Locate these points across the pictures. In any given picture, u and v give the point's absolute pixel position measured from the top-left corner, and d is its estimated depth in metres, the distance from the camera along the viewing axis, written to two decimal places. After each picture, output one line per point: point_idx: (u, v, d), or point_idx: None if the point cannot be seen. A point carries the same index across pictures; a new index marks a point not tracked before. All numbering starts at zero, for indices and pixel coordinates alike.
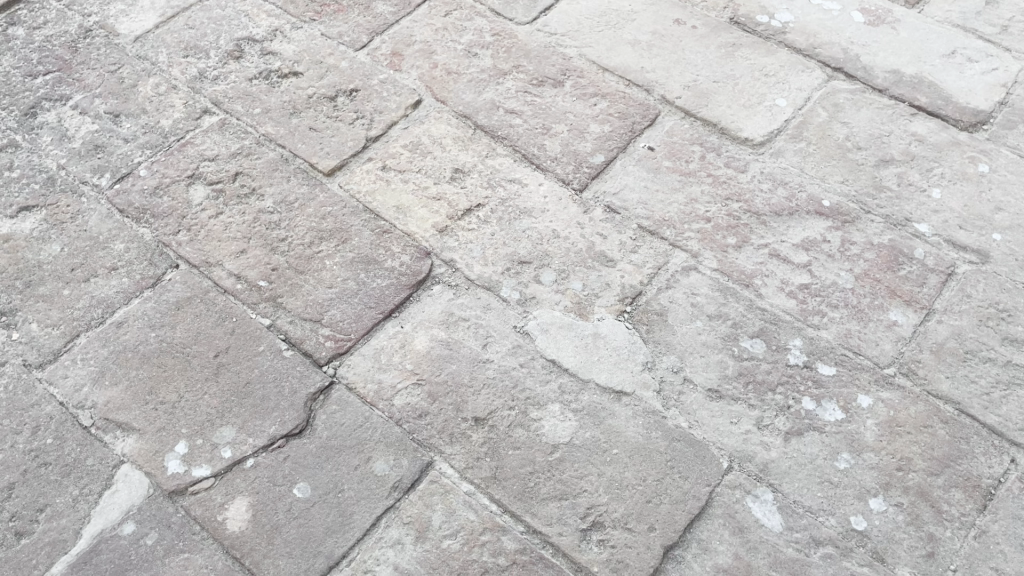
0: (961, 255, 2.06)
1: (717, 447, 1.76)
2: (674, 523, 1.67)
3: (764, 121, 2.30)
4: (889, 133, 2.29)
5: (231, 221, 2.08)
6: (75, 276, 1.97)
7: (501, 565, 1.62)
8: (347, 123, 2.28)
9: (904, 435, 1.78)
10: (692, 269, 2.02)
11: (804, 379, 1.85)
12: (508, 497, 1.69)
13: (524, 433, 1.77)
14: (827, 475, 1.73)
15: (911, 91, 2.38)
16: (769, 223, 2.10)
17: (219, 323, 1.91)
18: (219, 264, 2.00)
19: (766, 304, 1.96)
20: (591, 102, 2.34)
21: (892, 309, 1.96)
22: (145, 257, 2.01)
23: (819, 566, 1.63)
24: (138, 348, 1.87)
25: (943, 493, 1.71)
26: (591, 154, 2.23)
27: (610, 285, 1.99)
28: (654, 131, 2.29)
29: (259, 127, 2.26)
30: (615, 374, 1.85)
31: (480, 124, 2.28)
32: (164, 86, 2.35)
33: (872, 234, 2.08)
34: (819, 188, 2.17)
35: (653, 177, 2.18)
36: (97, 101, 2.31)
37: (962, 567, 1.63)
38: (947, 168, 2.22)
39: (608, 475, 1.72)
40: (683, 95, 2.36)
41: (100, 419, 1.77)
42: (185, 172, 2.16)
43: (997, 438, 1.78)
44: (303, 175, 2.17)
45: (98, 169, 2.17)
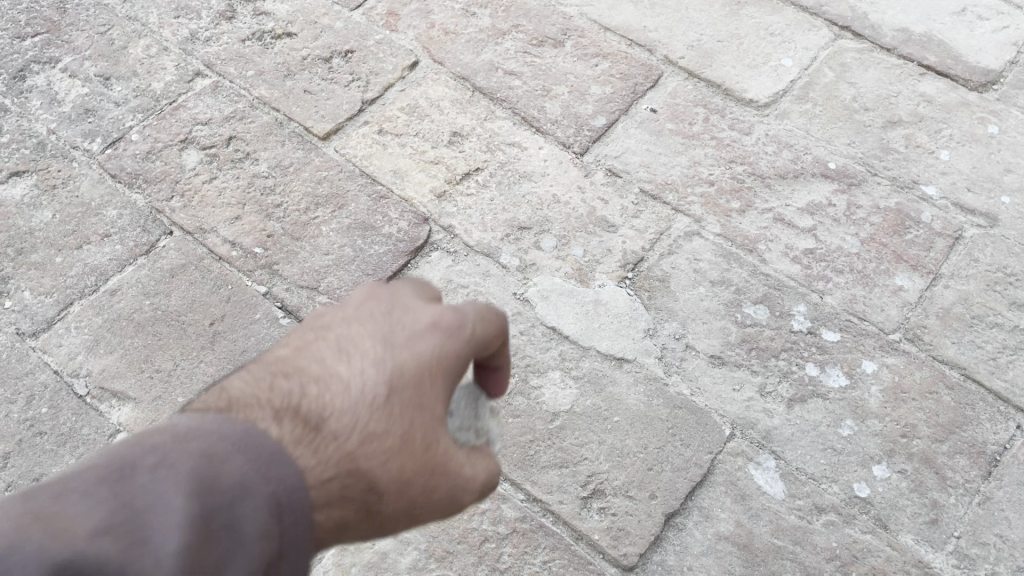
0: (969, 219, 2.02)
1: (719, 414, 1.74)
2: (675, 491, 1.66)
3: (769, 82, 2.25)
4: (897, 93, 2.23)
5: (225, 186, 2.04)
6: (68, 243, 1.94)
7: (502, 533, 1.61)
8: (342, 85, 2.23)
9: (908, 401, 1.76)
10: (694, 235, 1.98)
11: (808, 345, 1.83)
12: (508, 465, 1.68)
13: (524, 401, 1.75)
14: (830, 442, 1.71)
15: (921, 50, 2.32)
16: (774, 186, 2.05)
17: (214, 291, 1.88)
18: (213, 230, 1.97)
19: (771, 269, 1.93)
20: (593, 63, 2.29)
21: (898, 274, 1.93)
22: (138, 223, 1.98)
23: (821, 534, 1.62)
24: (133, 315, 1.84)
25: (947, 460, 1.69)
26: (593, 116, 2.18)
27: (611, 251, 1.96)
28: (656, 93, 2.24)
29: (252, 90, 2.21)
30: (616, 341, 1.83)
31: (479, 85, 2.23)
32: (155, 48, 2.29)
33: (879, 197, 2.04)
34: (824, 150, 2.12)
35: (656, 140, 2.14)
36: (87, 63, 2.25)
37: (966, 534, 1.62)
38: (955, 130, 2.17)
39: (609, 442, 1.70)
40: (686, 55, 2.30)
41: (95, 388, 1.75)
42: (178, 136, 2.12)
43: (1002, 404, 1.76)
44: (298, 138, 2.13)
45: (89, 133, 2.13)
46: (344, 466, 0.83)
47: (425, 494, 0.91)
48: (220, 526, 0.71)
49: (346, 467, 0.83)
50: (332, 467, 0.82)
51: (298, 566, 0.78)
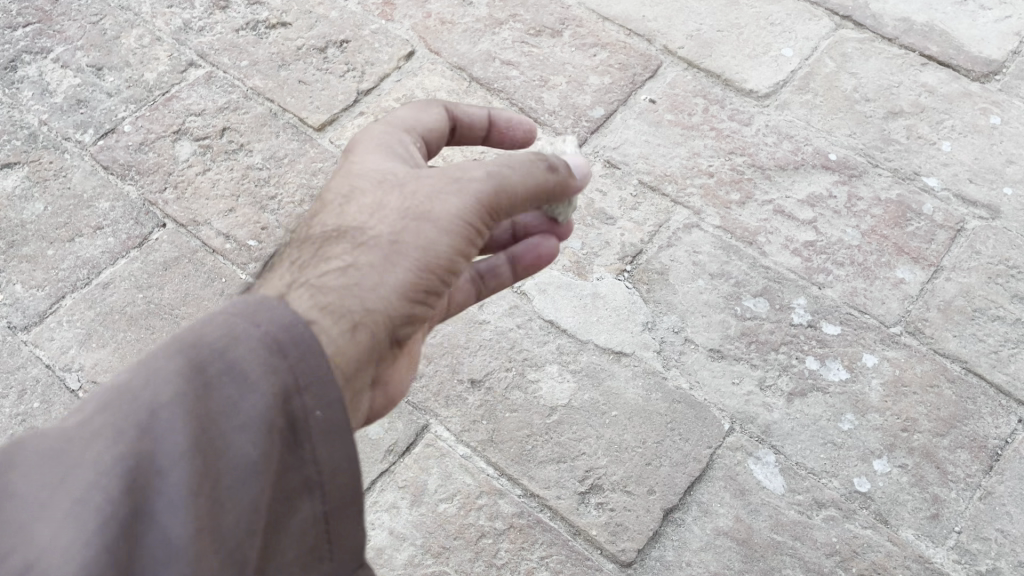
0: (970, 211, 1.99)
1: (718, 409, 1.73)
2: (674, 486, 1.64)
3: (770, 72, 2.22)
4: (899, 84, 2.20)
5: (219, 178, 2.01)
6: (60, 235, 1.92)
7: (499, 529, 1.60)
8: (337, 75, 2.20)
9: (909, 395, 1.74)
10: (694, 227, 1.96)
11: (808, 339, 1.81)
12: (505, 460, 1.67)
13: (521, 395, 1.73)
14: (830, 436, 1.69)
15: (922, 40, 2.29)
16: (774, 178, 2.03)
17: (207, 284, 1.86)
18: (207, 222, 1.95)
19: (771, 262, 1.91)
20: (591, 53, 2.26)
21: (899, 267, 1.90)
22: (131, 215, 1.96)
23: (821, 529, 1.60)
24: (126, 309, 1.82)
25: (948, 454, 1.68)
26: (591, 107, 2.15)
27: (609, 243, 1.94)
28: (655, 83, 2.21)
29: (246, 80, 2.18)
30: (614, 334, 1.81)
31: (476, 75, 2.21)
32: (148, 38, 2.26)
33: (880, 188, 2.02)
34: (825, 141, 2.10)
35: (655, 131, 2.12)
36: (78, 53, 2.22)
37: (967, 529, 1.60)
38: (957, 121, 2.14)
39: (607, 437, 1.69)
40: (686, 45, 2.28)
41: (87, 382, 1.73)
42: (171, 127, 2.09)
43: (1003, 398, 1.74)
44: (293, 129, 2.10)
45: (81, 124, 2.10)
46: (320, 248, 1.04)
47: (422, 208, 1.07)
48: (132, 437, 0.75)
49: (325, 241, 1.05)
50: (311, 256, 1.02)
51: (318, 363, 0.85)
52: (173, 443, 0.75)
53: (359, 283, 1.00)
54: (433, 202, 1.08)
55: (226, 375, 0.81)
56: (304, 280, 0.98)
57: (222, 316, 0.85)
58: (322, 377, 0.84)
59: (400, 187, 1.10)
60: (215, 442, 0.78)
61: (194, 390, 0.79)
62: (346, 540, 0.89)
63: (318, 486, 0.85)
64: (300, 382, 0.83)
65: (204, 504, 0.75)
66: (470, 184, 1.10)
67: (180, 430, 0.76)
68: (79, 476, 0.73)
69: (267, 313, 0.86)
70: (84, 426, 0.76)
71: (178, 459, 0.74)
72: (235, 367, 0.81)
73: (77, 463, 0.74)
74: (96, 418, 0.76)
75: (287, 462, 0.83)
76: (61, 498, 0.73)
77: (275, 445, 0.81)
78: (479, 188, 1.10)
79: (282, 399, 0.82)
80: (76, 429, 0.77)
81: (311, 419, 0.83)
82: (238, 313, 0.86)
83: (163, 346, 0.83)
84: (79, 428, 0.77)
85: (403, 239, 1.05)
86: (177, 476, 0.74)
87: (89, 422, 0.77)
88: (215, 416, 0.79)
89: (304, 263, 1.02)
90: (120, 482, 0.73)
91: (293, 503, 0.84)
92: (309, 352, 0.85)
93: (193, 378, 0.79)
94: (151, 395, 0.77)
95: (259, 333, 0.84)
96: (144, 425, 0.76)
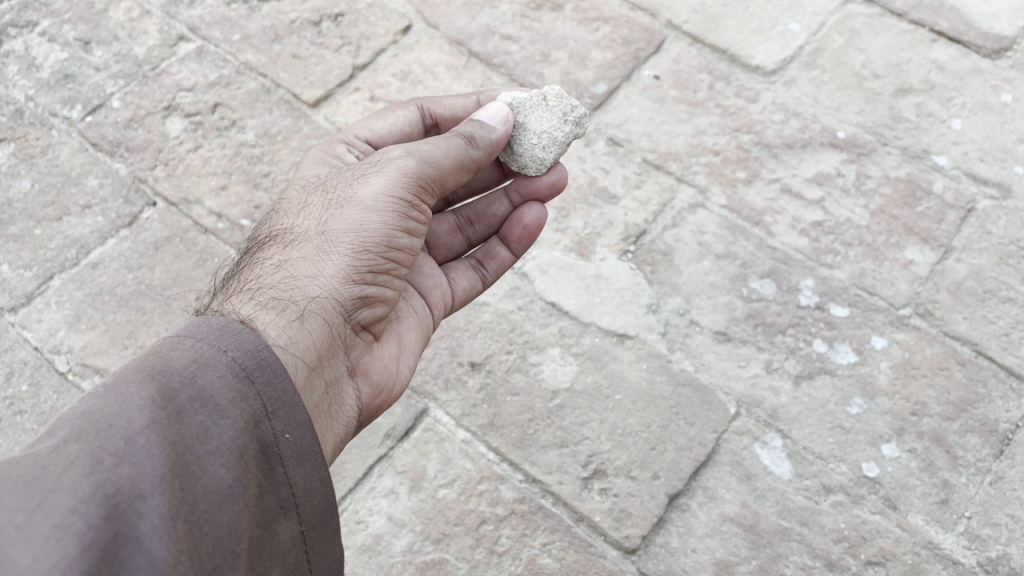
0: (982, 190, 1.94)
1: (724, 392, 1.69)
2: (679, 472, 1.60)
3: (776, 47, 2.17)
4: (908, 60, 2.14)
5: (211, 155, 1.96)
6: (47, 214, 1.87)
7: (499, 515, 1.57)
8: (332, 50, 2.14)
9: (919, 378, 1.70)
10: (698, 206, 1.91)
11: (816, 321, 1.77)
12: (506, 445, 1.63)
13: (523, 379, 1.69)
14: (838, 420, 1.66)
15: (932, 15, 2.21)
16: (780, 156, 1.98)
17: (200, 264, 1.81)
18: (199, 201, 1.89)
19: (778, 242, 1.87)
20: (593, 28, 2.20)
21: (909, 248, 1.86)
22: (121, 193, 1.91)
23: (829, 514, 1.57)
24: (116, 290, 1.77)
25: (958, 438, 1.64)
26: (593, 83, 2.10)
27: (613, 223, 1.89)
28: (659, 59, 2.15)
29: (238, 55, 2.12)
30: (617, 316, 1.77)
31: (474, 50, 2.15)
32: (137, 11, 2.20)
33: (889, 167, 1.97)
34: (833, 119, 2.04)
35: (659, 108, 2.07)
36: (65, 27, 2.16)
37: (977, 514, 1.57)
38: (968, 98, 2.08)
39: (611, 421, 1.65)
40: (691, 19, 2.22)
41: (76, 364, 1.69)
42: (161, 103, 2.03)
43: (1015, 381, 1.70)
44: (286, 105, 2.04)
45: (68, 100, 2.04)
46: (266, 260, 1.18)
47: (346, 201, 1.23)
48: (109, 465, 0.81)
49: (268, 255, 1.19)
50: (250, 271, 1.17)
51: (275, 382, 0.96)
52: (151, 466, 0.82)
53: (298, 275, 1.15)
54: (362, 195, 1.23)
55: (195, 405, 0.89)
56: (247, 293, 1.12)
57: (177, 344, 0.94)
58: (285, 403, 0.95)
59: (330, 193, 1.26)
60: (190, 458, 0.86)
61: (166, 419, 0.86)
62: (317, 555, 1.00)
63: (292, 507, 0.95)
64: (268, 410, 0.94)
65: (183, 526, 0.83)
66: (395, 172, 1.24)
67: (158, 453, 0.83)
68: (57, 499, 0.78)
69: (229, 340, 0.96)
70: (55, 453, 0.82)
71: (156, 482, 0.82)
72: (206, 393, 0.90)
73: (55, 488, 0.79)
74: (68, 445, 0.82)
75: (262, 485, 0.92)
76: (40, 522, 0.77)
77: (251, 467, 0.90)
78: (401, 170, 1.24)
79: (254, 425, 0.92)
80: (44, 454, 0.82)
81: (280, 441, 0.94)
82: (201, 339, 0.95)
83: (127, 371, 0.90)
84: (46, 454, 0.82)
85: (342, 233, 1.20)
86: (158, 496, 0.81)
87: (59, 447, 0.82)
88: (189, 438, 0.87)
89: (248, 277, 1.16)
90: (101, 508, 0.79)
91: (271, 526, 0.94)
92: (268, 379, 0.95)
93: (165, 405, 0.87)
94: (125, 422, 0.84)
95: (227, 360, 0.94)
96: (121, 451, 0.82)
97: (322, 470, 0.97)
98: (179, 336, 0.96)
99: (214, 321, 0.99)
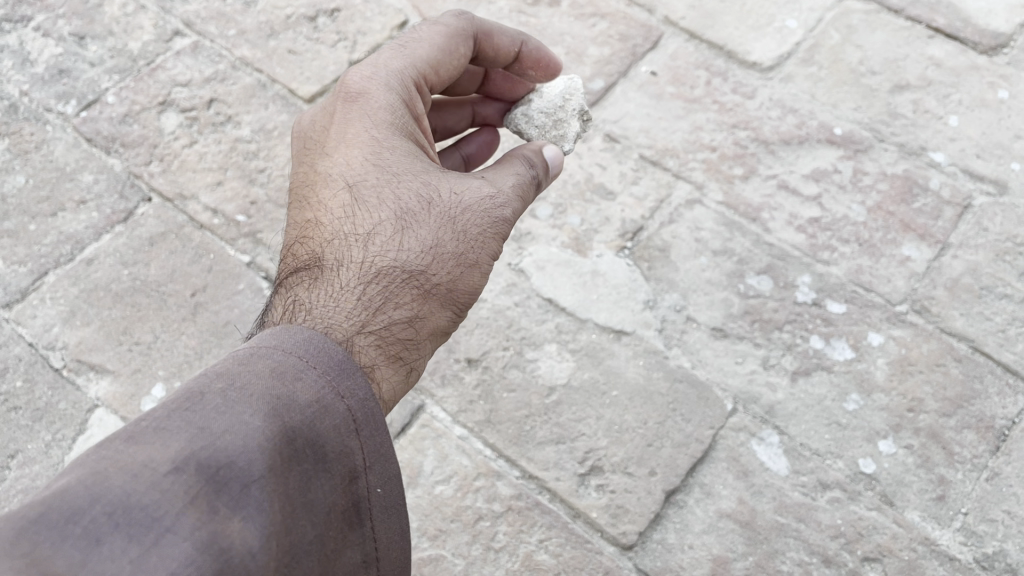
0: (978, 187, 1.94)
1: (721, 388, 1.68)
2: (676, 468, 1.60)
3: (773, 44, 2.16)
4: (905, 57, 2.14)
5: (206, 151, 1.95)
6: (42, 210, 1.86)
7: (496, 512, 1.57)
8: (328, 45, 2.13)
9: (915, 374, 1.70)
10: (696, 203, 1.91)
11: (812, 317, 1.77)
12: (503, 441, 1.63)
13: (519, 375, 1.69)
14: (835, 416, 1.66)
15: (929, 11, 2.21)
16: (777, 152, 1.98)
17: (195, 260, 1.80)
18: (194, 197, 1.89)
19: (774, 238, 1.86)
20: (590, 24, 2.20)
21: (905, 244, 1.86)
22: (116, 189, 1.90)
23: (826, 511, 1.57)
24: (111, 286, 1.76)
25: (955, 434, 1.63)
26: (590, 79, 2.10)
27: (609, 219, 1.89)
28: (656, 55, 2.15)
29: (234, 50, 2.11)
30: (614, 313, 1.76)
31: None
32: (132, 6, 2.18)
33: (886, 164, 1.97)
34: (830, 115, 2.04)
35: (656, 104, 2.06)
36: (60, 22, 2.15)
37: (974, 510, 1.57)
38: (964, 94, 2.08)
39: (607, 417, 1.65)
40: (688, 15, 2.21)
41: (71, 360, 1.68)
42: (157, 98, 2.02)
43: (1011, 377, 1.70)
44: (282, 101, 2.04)
45: (63, 95, 2.03)
46: (364, 274, 1.09)
47: (459, 244, 1.15)
48: (222, 513, 0.74)
49: (365, 266, 1.10)
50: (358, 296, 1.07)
51: (378, 439, 0.92)
52: (260, 522, 0.76)
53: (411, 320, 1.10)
54: (467, 243, 1.16)
55: (307, 453, 0.84)
56: (349, 315, 1.05)
57: (297, 377, 0.87)
58: (380, 457, 0.91)
59: (437, 208, 1.16)
60: (291, 515, 0.81)
61: (278, 468, 0.80)
62: None
63: (372, 562, 0.92)
64: (365, 465, 0.90)
65: None
66: (498, 225, 1.18)
67: (269, 508, 0.77)
68: (175, 542, 0.70)
69: (346, 384, 0.90)
70: (171, 485, 0.73)
71: (263, 543, 0.75)
72: (319, 443, 0.85)
73: (173, 526, 0.70)
74: (185, 475, 0.74)
75: (346, 539, 0.88)
76: (153, 565, 0.68)
77: (335, 524, 0.86)
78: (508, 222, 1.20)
79: (348, 481, 0.88)
80: (156, 475, 0.73)
81: (371, 495, 0.90)
82: (323, 376, 0.89)
83: (255, 408, 0.82)
84: (159, 475, 0.73)
85: (440, 282, 1.13)
86: (264, 560, 0.75)
87: (174, 473, 0.74)
88: (293, 490, 0.81)
89: (344, 289, 1.08)
90: (216, 560, 0.71)
91: None
92: (372, 433, 0.91)
93: (282, 451, 0.81)
94: (245, 464, 0.77)
95: (342, 408, 0.89)
96: (236, 499, 0.75)
97: (404, 524, 0.95)
98: (299, 364, 0.89)
99: (333, 354, 0.92)
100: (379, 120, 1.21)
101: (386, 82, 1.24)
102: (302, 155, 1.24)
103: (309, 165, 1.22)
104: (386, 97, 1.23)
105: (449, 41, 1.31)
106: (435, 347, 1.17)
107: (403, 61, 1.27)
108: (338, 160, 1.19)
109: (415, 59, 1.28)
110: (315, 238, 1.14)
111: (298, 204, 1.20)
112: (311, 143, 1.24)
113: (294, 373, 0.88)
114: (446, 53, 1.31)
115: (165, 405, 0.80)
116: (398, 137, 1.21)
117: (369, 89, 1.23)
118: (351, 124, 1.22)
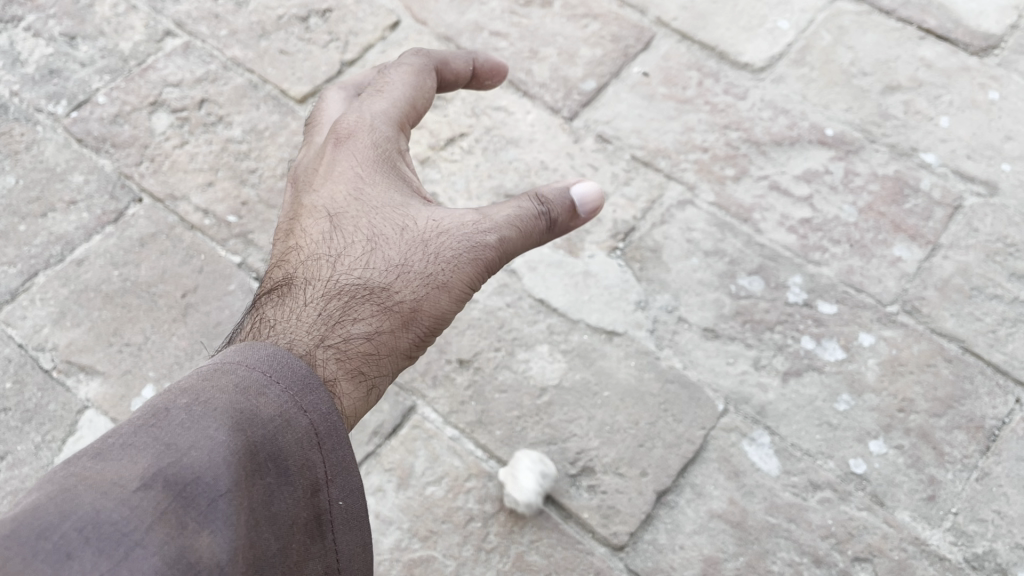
0: (969, 187, 1.94)
1: (712, 389, 1.69)
2: (667, 469, 1.60)
3: (766, 45, 2.17)
4: (896, 58, 2.14)
5: (197, 151, 1.95)
6: (32, 210, 1.85)
7: (487, 512, 1.57)
8: (320, 45, 2.13)
9: (906, 374, 1.70)
10: (687, 204, 1.91)
11: (803, 318, 1.77)
12: (494, 442, 1.63)
13: (511, 375, 1.69)
14: (826, 417, 1.66)
15: (920, 13, 2.21)
16: (769, 153, 1.98)
17: (186, 261, 1.80)
18: (185, 197, 1.88)
19: (766, 239, 1.87)
20: (582, 24, 2.20)
21: (896, 244, 1.86)
22: (107, 189, 1.89)
23: (817, 511, 1.57)
24: (101, 286, 1.76)
25: (945, 434, 1.64)
26: (582, 80, 2.10)
27: (601, 220, 1.89)
28: (648, 56, 2.15)
29: (225, 50, 2.11)
30: (606, 314, 1.77)
31: (463, 46, 2.14)
32: (123, 6, 2.17)
33: (877, 164, 1.97)
34: (821, 116, 2.05)
35: (649, 105, 2.06)
36: (51, 22, 2.14)
37: (963, 510, 1.57)
38: (955, 95, 2.08)
39: (599, 418, 1.65)
40: (680, 16, 2.22)
41: (61, 361, 1.68)
42: (147, 99, 2.02)
43: (1001, 377, 1.70)
44: (273, 101, 2.03)
45: (54, 96, 2.02)
46: (330, 292, 1.11)
47: (426, 267, 1.16)
48: (190, 528, 0.74)
49: (332, 285, 1.12)
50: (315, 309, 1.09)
51: (344, 458, 0.92)
52: (227, 536, 0.77)
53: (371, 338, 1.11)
54: (438, 268, 1.16)
55: (271, 466, 0.85)
56: (309, 330, 1.06)
57: (259, 392, 0.88)
58: (343, 470, 0.92)
59: (415, 235, 1.18)
60: (256, 528, 0.82)
61: (243, 483, 0.80)
62: None
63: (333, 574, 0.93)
64: (327, 478, 0.90)
65: None
66: (475, 252, 1.18)
67: (235, 523, 0.78)
68: (145, 557, 0.70)
69: (309, 398, 0.91)
70: (138, 502, 0.73)
71: (230, 556, 0.76)
72: (281, 457, 0.86)
73: (142, 542, 0.71)
74: (154, 491, 0.75)
75: (309, 553, 0.89)
76: None
77: (297, 538, 0.87)
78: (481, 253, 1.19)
79: (311, 494, 0.89)
80: (125, 492, 0.73)
81: (333, 509, 0.91)
82: (285, 391, 0.90)
83: (217, 424, 0.82)
84: (128, 492, 0.74)
85: (405, 301, 1.14)
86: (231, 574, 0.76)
87: (143, 489, 0.74)
88: (256, 504, 0.82)
89: (308, 305, 1.10)
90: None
91: None
92: (335, 446, 0.91)
93: (246, 466, 0.82)
94: (210, 479, 0.78)
95: (305, 423, 0.89)
96: (204, 514, 0.76)
97: (366, 536, 0.95)
98: (261, 379, 0.89)
99: (295, 369, 0.92)
100: (365, 159, 1.26)
101: (373, 124, 1.29)
102: (292, 191, 1.29)
103: (298, 197, 1.27)
104: (373, 138, 1.28)
105: (417, 78, 1.37)
106: (396, 368, 1.16)
107: (388, 105, 1.32)
108: (322, 192, 1.24)
109: (394, 100, 1.33)
110: (291, 260, 1.17)
111: (282, 232, 1.24)
112: (301, 179, 1.29)
113: (255, 387, 0.88)
114: (418, 89, 1.36)
115: (129, 421, 0.81)
116: (380, 171, 1.25)
117: (355, 129, 1.28)
118: (337, 159, 1.26)
